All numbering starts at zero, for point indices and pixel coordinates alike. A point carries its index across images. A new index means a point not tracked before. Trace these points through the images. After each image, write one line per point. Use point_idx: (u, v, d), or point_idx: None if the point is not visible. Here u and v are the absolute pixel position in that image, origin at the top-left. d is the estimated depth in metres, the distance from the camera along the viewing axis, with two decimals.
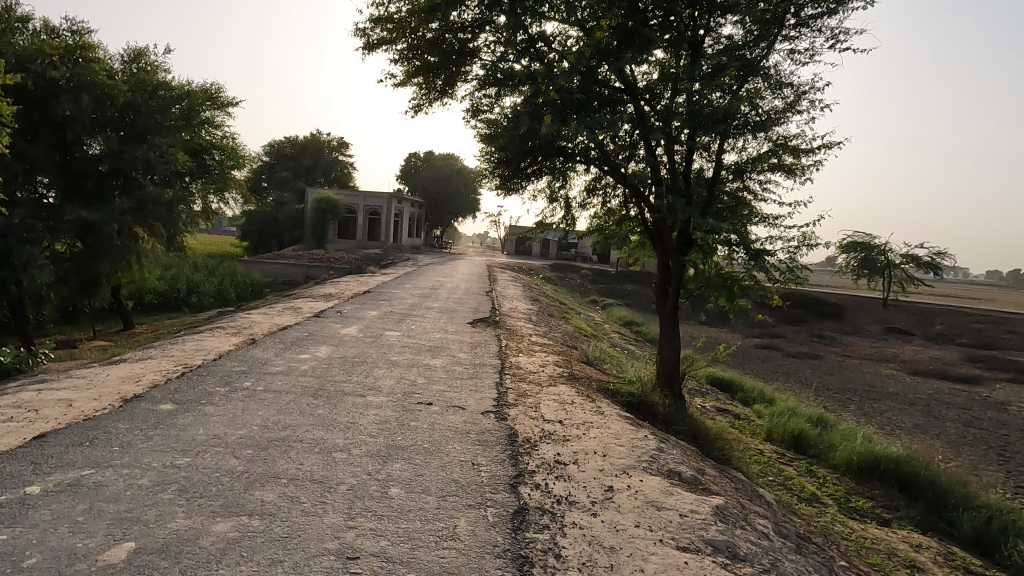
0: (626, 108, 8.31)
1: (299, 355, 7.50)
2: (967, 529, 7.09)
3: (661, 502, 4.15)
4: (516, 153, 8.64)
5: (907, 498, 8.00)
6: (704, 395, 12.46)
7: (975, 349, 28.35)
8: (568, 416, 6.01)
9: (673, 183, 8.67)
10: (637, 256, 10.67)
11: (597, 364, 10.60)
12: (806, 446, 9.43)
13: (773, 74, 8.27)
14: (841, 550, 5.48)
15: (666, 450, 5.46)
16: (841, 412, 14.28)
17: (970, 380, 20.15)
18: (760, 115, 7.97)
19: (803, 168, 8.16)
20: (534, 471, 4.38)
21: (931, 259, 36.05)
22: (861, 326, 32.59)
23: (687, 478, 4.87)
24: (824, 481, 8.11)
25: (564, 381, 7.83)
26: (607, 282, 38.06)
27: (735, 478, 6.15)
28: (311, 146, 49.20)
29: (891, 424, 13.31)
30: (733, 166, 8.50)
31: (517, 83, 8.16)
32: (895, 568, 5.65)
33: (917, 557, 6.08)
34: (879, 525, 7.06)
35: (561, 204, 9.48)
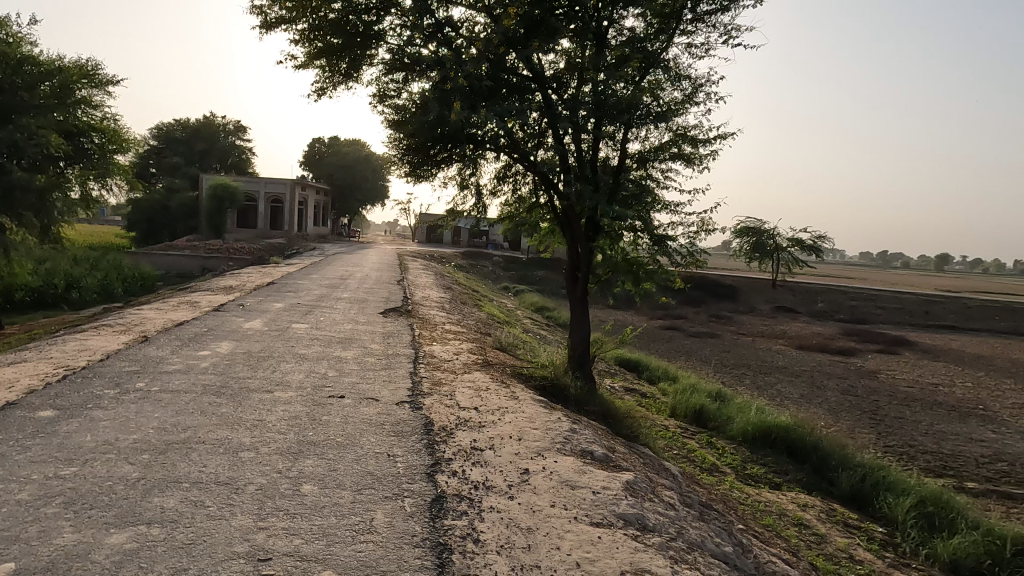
0: (534, 97, 8.37)
1: (197, 353, 7.08)
2: (846, 487, 7.80)
3: (576, 480, 4.29)
4: (425, 140, 8.50)
5: (796, 463, 8.71)
6: (613, 376, 12.96)
7: (850, 323, 31.16)
8: (483, 403, 6.06)
9: (581, 171, 8.82)
10: (548, 243, 10.84)
11: (511, 349, 10.72)
12: (706, 419, 10.05)
13: (672, 66, 8.59)
14: (738, 514, 5.90)
15: (578, 431, 5.63)
16: (737, 386, 15.33)
17: (846, 352, 22.21)
18: (661, 106, 8.31)
19: (700, 157, 8.62)
20: (450, 458, 4.39)
21: (812, 242, 39.19)
22: (754, 305, 34.88)
23: (599, 457, 5.06)
24: (723, 451, 8.67)
25: (478, 368, 7.88)
26: (519, 269, 38.56)
27: (643, 454, 6.45)
28: (205, 129, 46.25)
29: (780, 395, 14.44)
30: (637, 155, 8.80)
31: (426, 69, 8.08)
32: (785, 528, 6.14)
33: (804, 516, 6.64)
34: (771, 489, 7.66)
35: (471, 191, 9.46)
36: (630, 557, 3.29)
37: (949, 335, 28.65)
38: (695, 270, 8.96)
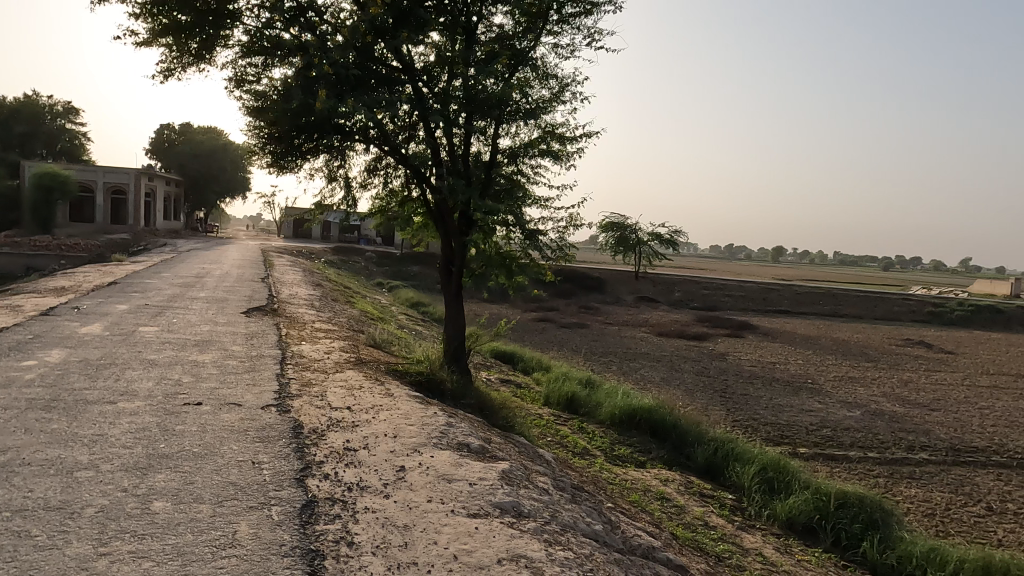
0: (404, 89, 8.23)
1: (20, 363, 6.21)
2: (701, 461, 8.52)
3: (452, 474, 4.30)
4: (288, 129, 8.06)
5: (658, 441, 9.37)
6: (488, 368, 13.14)
7: (703, 310, 33.90)
8: (356, 402, 5.89)
9: (453, 165, 8.81)
10: (421, 238, 10.72)
11: (385, 346, 10.50)
12: (577, 406, 10.51)
13: (540, 65, 8.83)
14: (607, 493, 6.23)
15: (454, 424, 5.64)
16: (606, 373, 16.16)
17: (700, 337, 24.20)
18: (530, 103, 8.52)
19: (568, 154, 8.95)
20: (321, 461, 4.22)
21: (670, 236, 42.18)
22: (619, 296, 36.88)
23: (475, 449, 5.10)
24: (593, 435, 9.10)
25: (351, 366, 7.64)
26: (393, 264, 37.86)
27: (518, 443, 6.60)
28: (25, 109, 40.57)
29: (644, 380, 15.44)
30: (507, 151, 8.95)
31: (287, 54, 7.66)
32: (649, 503, 6.58)
33: (666, 491, 7.15)
34: (636, 467, 8.17)
35: (340, 184, 9.12)
36: (506, 544, 3.36)
37: (784, 319, 32.14)
38: (564, 263, 9.31)
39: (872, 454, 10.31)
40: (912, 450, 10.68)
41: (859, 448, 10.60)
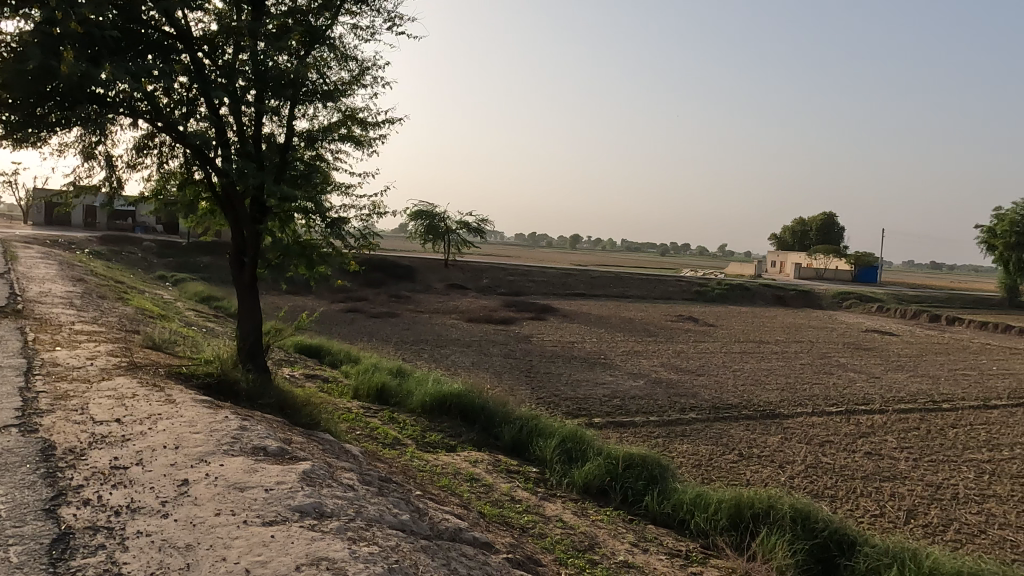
0: (179, 58, 7.33)
1: None
2: (508, 439, 8.93)
3: (244, 481, 3.97)
4: (27, 97, 6.73)
5: (468, 424, 9.63)
6: (291, 363, 12.40)
7: (509, 295, 35.50)
8: (128, 413, 5.17)
9: (243, 147, 8.08)
10: (207, 225, 9.70)
11: (167, 347, 9.36)
12: (388, 397, 10.39)
13: (338, 46, 8.44)
14: (417, 481, 6.26)
15: (249, 428, 5.22)
16: (417, 361, 16.18)
17: (507, 321, 25.32)
18: (328, 84, 8.13)
19: (370, 140, 8.72)
20: (80, 486, 3.64)
21: (477, 224, 43.32)
22: (429, 284, 37.07)
23: (272, 452, 4.78)
24: (404, 425, 9.05)
25: (122, 372, 6.69)
26: (177, 255, 33.86)
27: (323, 441, 6.33)
28: None
29: (454, 365, 15.75)
30: (304, 134, 8.46)
31: (23, 6, 6.39)
32: (458, 485, 6.74)
33: (475, 471, 7.37)
34: (447, 452, 8.30)
35: (100, 163, 7.87)
36: (305, 549, 3.20)
37: (580, 301, 34.96)
38: (369, 252, 9.10)
39: (653, 417, 11.67)
40: (683, 411, 12.31)
41: (642, 414, 11.94)
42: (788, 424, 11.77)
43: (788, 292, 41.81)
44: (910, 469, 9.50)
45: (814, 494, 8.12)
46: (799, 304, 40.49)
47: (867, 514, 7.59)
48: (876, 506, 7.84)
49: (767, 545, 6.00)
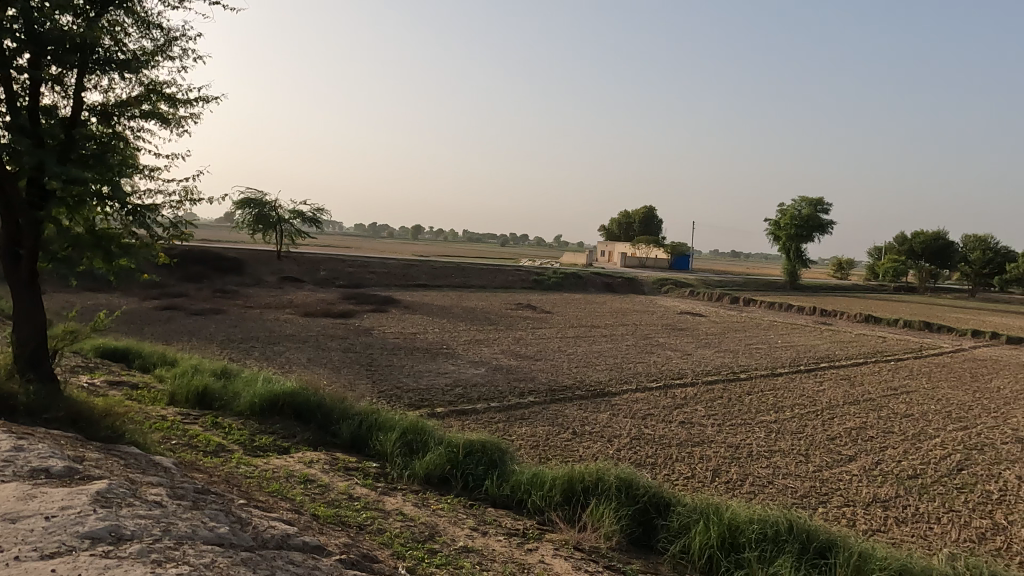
0: None
1: None
2: (346, 436, 8.62)
3: (19, 511, 3.39)
4: None
5: (302, 424, 9.14)
6: (90, 370, 10.87)
7: (348, 287, 34.27)
8: None
9: (14, 120, 6.86)
10: None
11: None
12: (211, 400, 9.52)
13: (138, 10, 7.48)
14: (242, 490, 5.81)
15: (27, 448, 4.47)
16: (245, 360, 15.02)
17: (346, 314, 24.42)
18: (125, 53, 7.17)
19: (179, 119, 7.86)
20: None
21: (312, 214, 41.16)
22: (259, 277, 34.55)
23: (58, 473, 4.14)
24: (229, 429, 8.34)
25: None
26: None
27: (128, 455, 5.62)
28: None
29: (288, 363, 14.85)
30: (96, 108, 7.40)
31: None
32: (291, 489, 6.37)
33: (310, 472, 7.03)
34: (279, 454, 7.81)
35: None
36: None
37: (423, 292, 34.78)
38: (181, 243, 8.24)
39: (494, 403, 11.97)
40: (522, 395, 12.77)
41: (483, 400, 12.18)
42: (616, 402, 12.72)
43: (616, 279, 45.15)
44: (715, 433, 10.75)
45: (637, 463, 8.85)
46: (626, 291, 43.89)
47: (681, 476, 8.45)
48: (688, 469, 8.75)
49: (595, 514, 6.42)
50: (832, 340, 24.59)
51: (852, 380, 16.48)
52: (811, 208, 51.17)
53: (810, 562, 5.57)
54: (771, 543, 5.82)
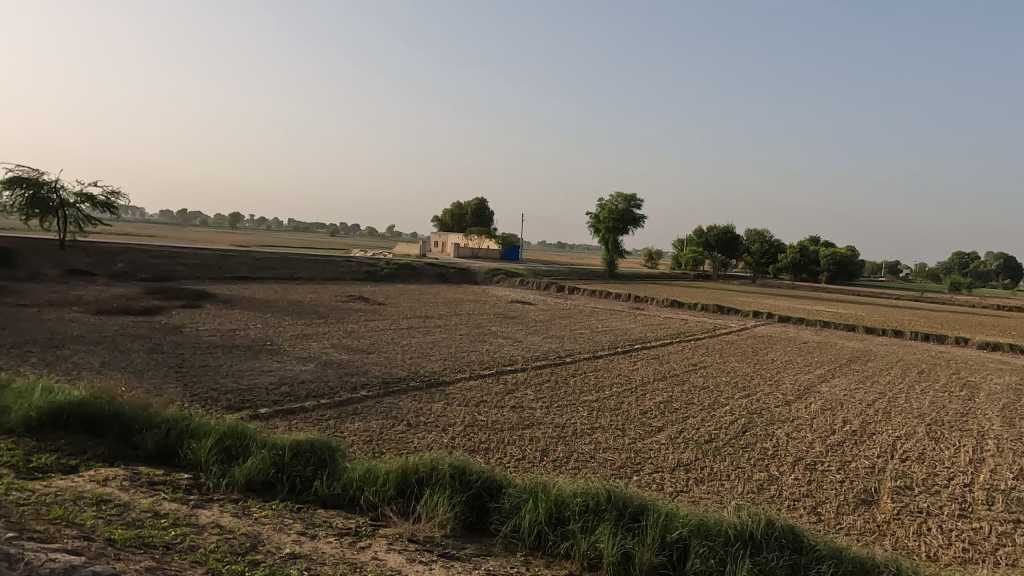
0: None
1: None
2: (151, 447, 7.66)
3: None
4: None
5: (95, 438, 7.96)
6: None
7: (152, 280, 30.57)
8: None
9: None
10: None
11: None
12: None
13: None
14: (13, 521, 4.92)
15: None
16: (18, 367, 12.72)
17: (150, 311, 21.75)
18: None
19: None
20: None
21: (105, 197, 35.95)
22: (35, 270, 29.44)
23: None
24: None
25: None
26: None
27: None
28: None
29: (76, 368, 12.87)
30: None
31: None
32: (80, 512, 5.53)
33: (105, 492, 6.15)
34: (65, 475, 6.73)
35: None
36: None
37: (243, 285, 32.15)
38: None
39: (324, 400, 11.43)
40: (354, 390, 12.36)
41: (312, 398, 11.58)
42: (450, 391, 12.83)
43: (449, 270, 45.49)
44: (544, 415, 11.31)
45: (471, 450, 9.03)
46: (459, 281, 44.39)
47: (512, 459, 8.77)
48: (519, 451, 9.11)
49: (430, 504, 6.42)
50: (645, 324, 27.10)
51: (661, 359, 18.31)
52: (626, 204, 55.77)
53: (625, 527, 6.07)
54: (593, 513, 6.26)
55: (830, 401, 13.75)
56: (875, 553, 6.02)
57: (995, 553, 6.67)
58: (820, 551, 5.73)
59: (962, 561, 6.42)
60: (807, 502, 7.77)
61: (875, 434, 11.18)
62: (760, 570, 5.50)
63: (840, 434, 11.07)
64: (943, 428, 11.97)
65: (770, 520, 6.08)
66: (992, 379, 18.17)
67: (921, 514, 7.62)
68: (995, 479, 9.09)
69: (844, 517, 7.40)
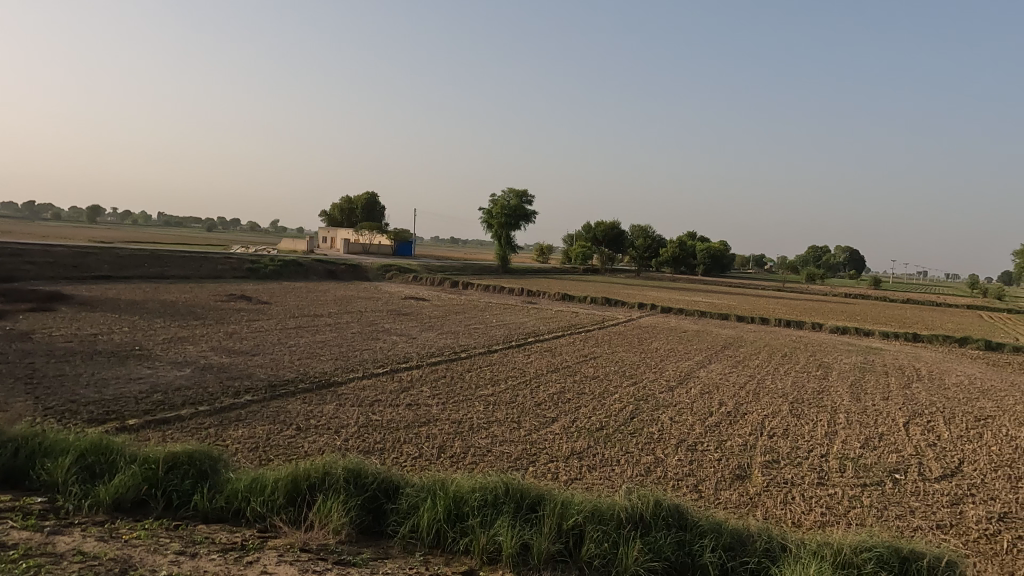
0: None
1: None
2: None
3: None
4: None
5: None
6: None
7: None
8: None
9: None
10: None
11: None
12: None
13: None
14: None
15: None
16: None
17: None
18: None
19: None
20: None
21: None
22: None
23: None
24: None
25: None
26: None
27: None
28: None
29: None
30: None
31: None
32: None
33: None
34: None
35: None
36: None
37: (105, 284, 29.20)
38: None
39: (202, 407, 10.64)
40: (237, 395, 11.62)
41: (189, 406, 10.74)
42: (342, 391, 12.41)
43: (338, 266, 43.98)
44: (440, 411, 11.24)
45: (366, 451, 8.78)
46: (350, 278, 43.00)
47: (409, 457, 8.64)
48: (415, 449, 8.99)
49: (323, 511, 6.17)
50: (538, 317, 27.67)
51: (554, 351, 18.79)
52: (518, 200, 56.64)
53: (523, 518, 6.16)
54: (491, 507, 6.31)
55: (707, 385, 14.77)
56: (749, 524, 6.54)
57: (847, 514, 7.47)
58: (702, 526, 6.12)
59: (820, 524, 7.14)
60: (689, 480, 8.29)
61: (747, 414, 12.14)
62: (650, 549, 5.79)
63: (717, 416, 11.91)
64: (803, 405, 13.23)
65: (657, 501, 6.42)
66: (842, 360, 20.35)
67: (787, 485, 8.38)
68: (846, 449, 10.18)
69: (722, 493, 7.97)
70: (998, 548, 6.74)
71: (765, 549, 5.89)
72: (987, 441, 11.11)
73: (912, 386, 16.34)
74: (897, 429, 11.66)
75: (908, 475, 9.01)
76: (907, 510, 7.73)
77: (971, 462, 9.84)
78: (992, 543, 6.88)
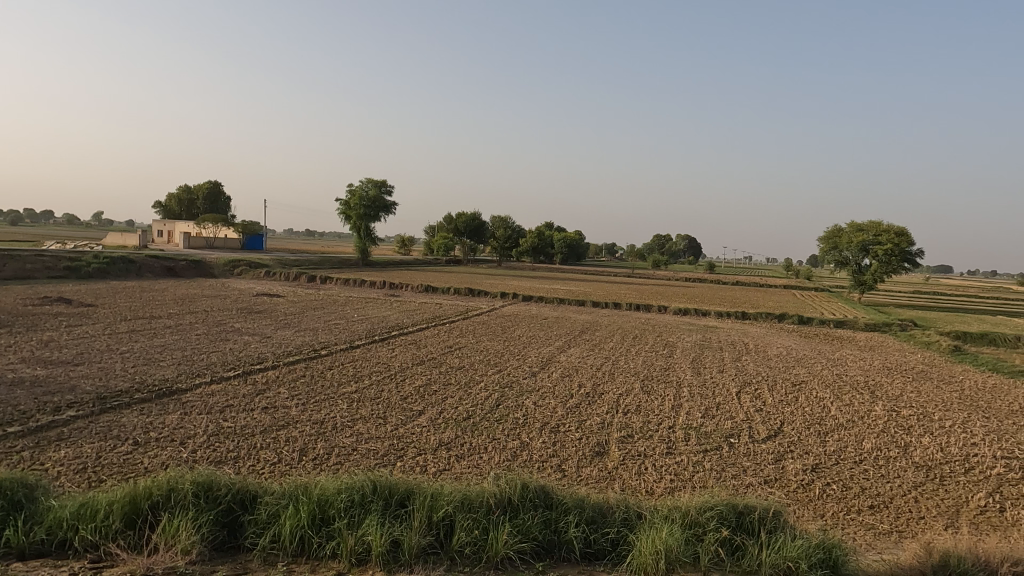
0: None
1: None
2: None
3: None
4: None
5: None
6: None
7: None
8: None
9: None
10: None
11: None
12: None
13: None
14: None
15: None
16: None
17: None
18: None
19: None
20: None
21: None
22: None
23: None
24: None
25: None
26: None
27: None
28: None
29: None
30: None
31: None
32: None
33: None
34: None
35: None
36: None
37: None
38: None
39: (13, 428, 9.22)
40: (58, 411, 10.20)
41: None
42: (186, 398, 11.38)
43: (177, 262, 40.07)
44: (300, 413, 10.69)
45: (217, 461, 8.15)
46: (191, 275, 39.43)
47: (267, 464, 8.13)
48: (273, 455, 8.49)
49: (169, 531, 5.62)
50: (401, 310, 27.29)
51: (418, 344, 18.64)
52: (376, 189, 55.21)
53: (392, 515, 6.07)
54: (359, 507, 6.14)
55: (567, 369, 15.49)
56: (609, 496, 6.95)
57: (692, 479, 8.22)
58: (566, 504, 6.41)
59: (669, 489, 7.80)
60: (553, 461, 8.66)
61: (604, 394, 12.89)
62: (518, 532, 5.96)
63: (576, 398, 12.52)
64: (652, 382, 14.33)
65: (524, 484, 6.62)
66: (683, 338, 22.32)
67: (640, 456, 9.03)
68: (689, 419, 11.19)
69: (582, 470, 8.41)
70: (812, 495, 7.79)
71: (624, 519, 6.32)
72: (801, 403, 12.78)
73: (742, 358, 18.37)
74: (731, 398, 13.04)
75: (740, 438, 10.09)
76: (740, 469, 8.65)
77: (789, 422, 11.26)
78: (807, 490, 7.94)
